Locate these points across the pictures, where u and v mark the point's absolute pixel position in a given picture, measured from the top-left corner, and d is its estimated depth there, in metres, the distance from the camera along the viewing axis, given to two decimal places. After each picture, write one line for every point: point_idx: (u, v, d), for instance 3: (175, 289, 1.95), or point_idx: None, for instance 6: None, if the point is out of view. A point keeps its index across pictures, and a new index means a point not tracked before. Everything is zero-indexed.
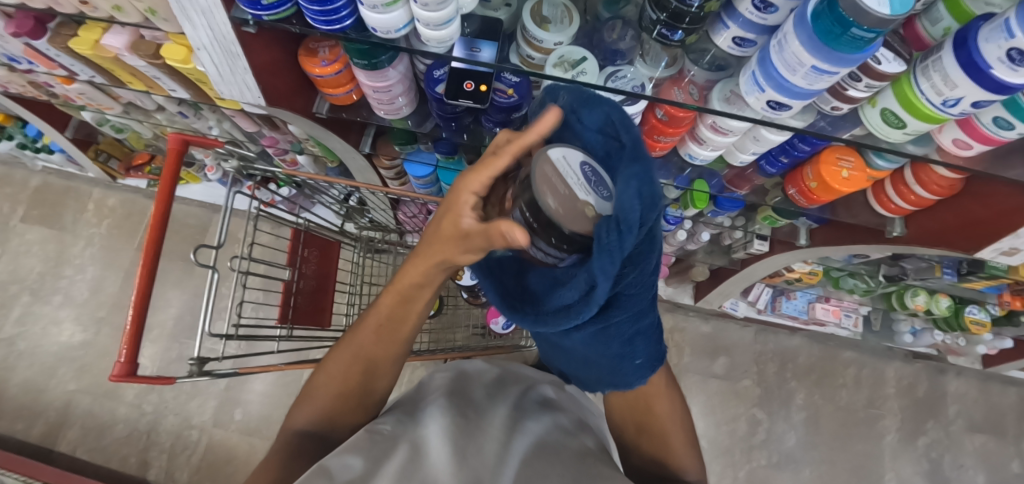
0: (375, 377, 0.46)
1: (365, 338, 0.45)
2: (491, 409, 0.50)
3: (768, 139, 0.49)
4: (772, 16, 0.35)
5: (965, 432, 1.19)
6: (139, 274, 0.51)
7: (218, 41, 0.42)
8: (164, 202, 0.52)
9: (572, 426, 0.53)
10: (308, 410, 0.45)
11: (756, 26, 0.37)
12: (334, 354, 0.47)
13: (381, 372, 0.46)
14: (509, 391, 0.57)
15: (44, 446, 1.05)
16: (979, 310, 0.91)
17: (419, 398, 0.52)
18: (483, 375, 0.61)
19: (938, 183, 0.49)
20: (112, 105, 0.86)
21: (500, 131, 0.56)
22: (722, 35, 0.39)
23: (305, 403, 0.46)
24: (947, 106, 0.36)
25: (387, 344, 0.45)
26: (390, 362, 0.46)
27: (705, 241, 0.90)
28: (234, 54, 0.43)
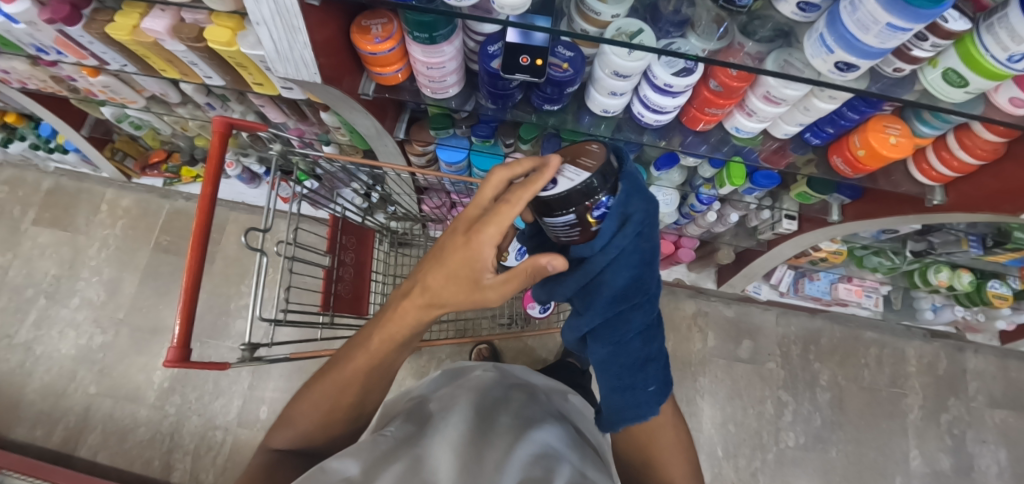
0: (360, 397, 0.45)
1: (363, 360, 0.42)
2: (500, 416, 0.50)
3: (819, 108, 0.50)
4: None
5: (986, 408, 1.21)
6: (190, 257, 0.50)
7: (280, 15, 0.41)
8: (211, 185, 0.52)
9: (578, 435, 0.52)
10: (286, 431, 0.44)
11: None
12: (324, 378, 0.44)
13: (364, 392, 0.45)
14: (512, 396, 0.58)
15: (64, 452, 1.02)
16: (1001, 284, 0.92)
17: (425, 409, 0.52)
18: (485, 380, 0.62)
19: (983, 147, 0.50)
20: (135, 99, 0.86)
21: (547, 108, 0.56)
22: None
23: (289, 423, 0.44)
24: (1012, 61, 0.37)
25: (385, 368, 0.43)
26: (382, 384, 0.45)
27: (733, 222, 0.91)
28: (295, 28, 0.43)
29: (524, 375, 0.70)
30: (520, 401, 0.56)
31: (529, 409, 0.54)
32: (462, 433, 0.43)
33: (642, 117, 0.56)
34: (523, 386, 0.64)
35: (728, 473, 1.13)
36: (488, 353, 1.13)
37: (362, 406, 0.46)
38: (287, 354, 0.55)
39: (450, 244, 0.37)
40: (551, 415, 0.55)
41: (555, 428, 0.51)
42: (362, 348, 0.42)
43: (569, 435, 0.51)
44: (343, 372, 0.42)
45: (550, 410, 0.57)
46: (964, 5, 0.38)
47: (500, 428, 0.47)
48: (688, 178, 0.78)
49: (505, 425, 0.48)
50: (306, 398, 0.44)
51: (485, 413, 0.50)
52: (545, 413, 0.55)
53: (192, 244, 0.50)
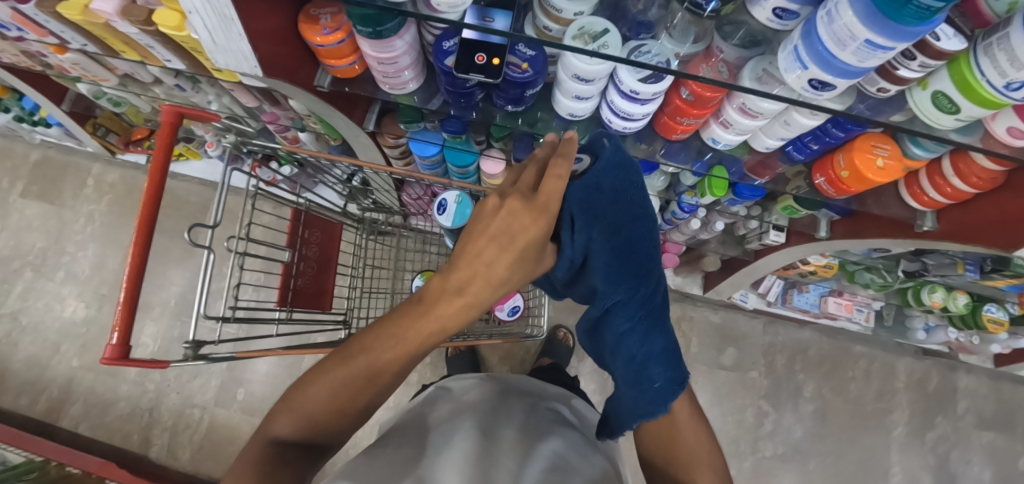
0: (379, 392, 0.39)
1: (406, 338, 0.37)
2: (503, 429, 0.49)
3: (800, 123, 0.46)
4: None
5: (973, 428, 1.18)
6: (133, 253, 0.49)
7: (211, 5, 0.39)
8: (155, 180, 0.50)
9: (584, 447, 0.52)
10: (295, 416, 0.38)
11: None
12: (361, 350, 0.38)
13: (386, 388, 0.39)
14: (515, 404, 0.58)
15: (48, 422, 1.05)
16: (998, 308, 0.89)
17: (422, 426, 0.52)
18: (487, 389, 0.63)
19: (979, 175, 0.46)
20: (108, 77, 0.83)
21: (511, 109, 0.53)
22: (761, 6, 0.36)
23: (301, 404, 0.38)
24: (1009, 89, 0.32)
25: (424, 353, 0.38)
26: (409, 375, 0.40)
27: (719, 230, 0.87)
28: (228, 18, 0.40)
29: (523, 383, 0.71)
30: (523, 411, 0.56)
31: (536, 420, 0.54)
32: (465, 450, 0.42)
33: (611, 123, 0.52)
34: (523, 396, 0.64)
35: None
36: (466, 347, 1.12)
37: (381, 395, 0.40)
38: (233, 352, 0.55)
39: (516, 224, 0.32)
40: (554, 426, 0.56)
41: (559, 440, 0.50)
42: (404, 328, 0.37)
43: (573, 447, 0.50)
44: (381, 355, 0.37)
45: (552, 420, 0.57)
46: (961, 20, 0.34)
47: (505, 444, 0.45)
48: (671, 185, 0.75)
49: (511, 438, 0.47)
50: (325, 379, 0.38)
51: (490, 424, 0.50)
52: (547, 422, 0.55)
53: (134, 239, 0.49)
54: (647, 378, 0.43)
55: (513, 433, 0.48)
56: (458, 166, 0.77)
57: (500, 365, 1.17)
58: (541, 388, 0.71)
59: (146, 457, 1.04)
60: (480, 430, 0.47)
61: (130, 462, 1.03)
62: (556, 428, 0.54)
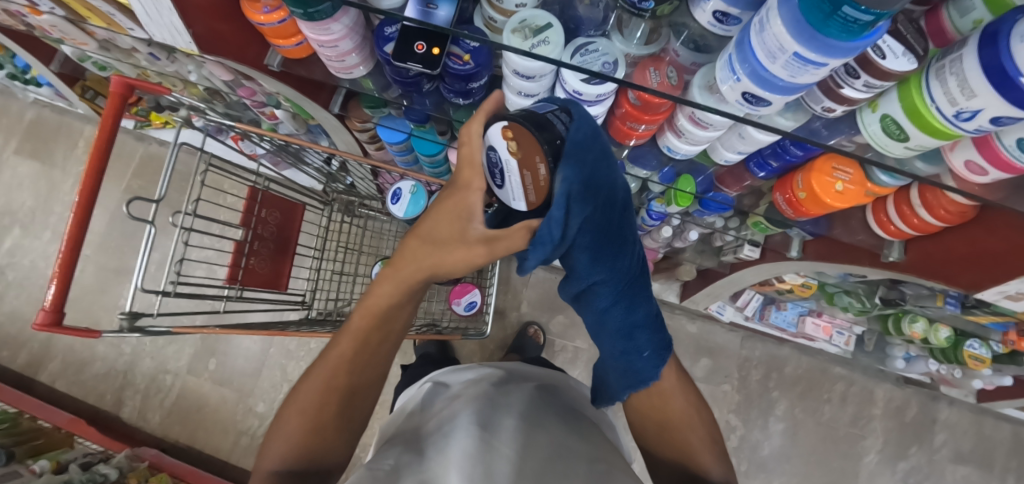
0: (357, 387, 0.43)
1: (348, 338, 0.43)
2: (503, 419, 0.47)
3: (755, 138, 0.43)
4: None
5: (949, 462, 1.15)
6: (72, 224, 0.49)
7: None
8: (97, 152, 0.50)
9: (590, 435, 0.51)
10: (281, 448, 0.40)
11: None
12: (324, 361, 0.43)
13: (362, 374, 0.43)
14: (517, 393, 0.56)
15: (27, 376, 1.09)
16: (981, 345, 0.86)
17: (419, 429, 0.50)
18: (489, 376, 0.62)
19: (947, 208, 0.43)
20: (86, 42, 0.82)
21: (460, 102, 0.51)
22: (702, 8, 0.33)
23: (284, 427, 0.41)
24: (960, 119, 0.29)
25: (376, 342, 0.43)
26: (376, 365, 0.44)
27: (693, 240, 0.84)
28: None
29: (524, 370, 0.68)
30: (525, 400, 0.54)
31: (537, 410, 0.52)
32: (463, 445, 0.40)
33: None
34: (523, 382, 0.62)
35: None
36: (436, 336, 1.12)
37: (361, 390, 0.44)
38: (171, 328, 0.55)
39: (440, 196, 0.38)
40: (557, 412, 0.54)
41: (564, 430, 0.48)
42: (346, 331, 0.43)
43: (581, 435, 0.49)
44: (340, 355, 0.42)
45: (554, 408, 0.55)
46: (915, 40, 0.30)
47: (506, 434, 0.44)
48: (641, 191, 0.72)
49: (512, 429, 0.45)
50: (297, 401, 0.41)
51: (489, 414, 0.48)
52: (549, 410, 0.53)
53: (73, 211, 0.49)
54: (635, 348, 0.46)
55: (514, 422, 0.47)
56: (426, 156, 0.75)
57: (469, 356, 1.17)
58: (540, 372, 0.68)
59: (117, 417, 1.07)
60: (478, 422, 0.45)
61: (101, 421, 1.06)
62: (556, 416, 0.52)
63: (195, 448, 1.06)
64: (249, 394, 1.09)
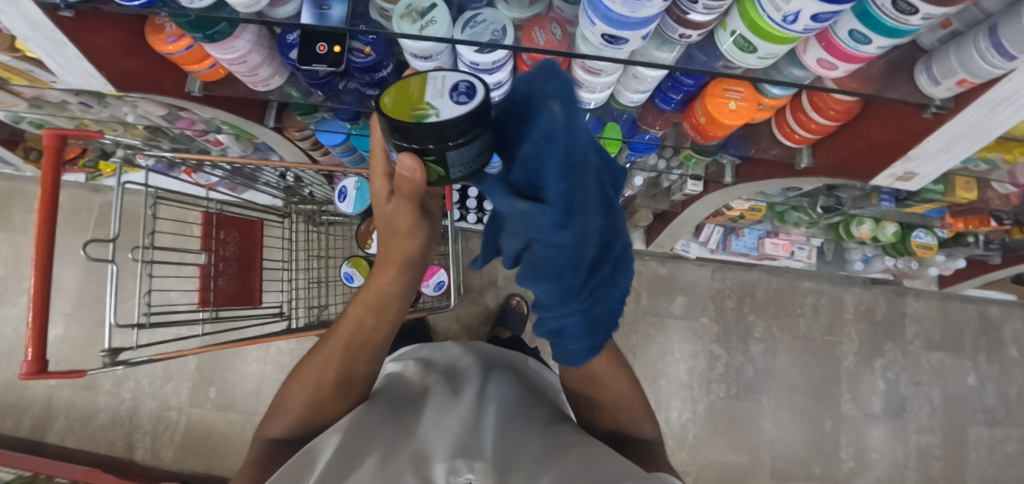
0: (356, 364, 0.48)
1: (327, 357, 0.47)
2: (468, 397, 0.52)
3: (647, 76, 0.47)
4: (624, 45, 0.37)
5: (922, 351, 1.25)
6: (35, 293, 0.52)
7: (37, 29, 0.42)
8: (45, 223, 0.53)
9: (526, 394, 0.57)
10: (284, 418, 0.46)
11: (619, 23, 0.34)
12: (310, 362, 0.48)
13: (359, 357, 0.48)
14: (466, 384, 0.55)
15: (35, 440, 1.11)
16: (926, 234, 0.94)
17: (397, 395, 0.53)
18: (440, 362, 0.63)
19: (834, 107, 0.49)
20: (17, 102, 0.82)
21: (375, 92, 0.53)
22: (590, 30, 0.36)
23: (287, 396, 0.48)
24: (787, 22, 0.32)
25: (355, 357, 0.47)
26: (364, 371, 0.49)
27: (640, 185, 0.88)
28: (60, 41, 0.44)
29: (464, 347, 0.69)
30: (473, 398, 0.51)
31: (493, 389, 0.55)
32: (374, 452, 0.40)
33: None
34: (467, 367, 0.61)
35: (663, 426, 1.16)
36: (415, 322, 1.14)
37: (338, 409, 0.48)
38: (152, 356, 0.58)
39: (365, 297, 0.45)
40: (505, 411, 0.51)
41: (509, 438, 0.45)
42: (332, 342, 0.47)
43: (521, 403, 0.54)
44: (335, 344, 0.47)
45: (509, 411, 0.51)
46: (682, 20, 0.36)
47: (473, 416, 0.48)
48: None
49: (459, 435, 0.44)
50: (304, 378, 0.47)
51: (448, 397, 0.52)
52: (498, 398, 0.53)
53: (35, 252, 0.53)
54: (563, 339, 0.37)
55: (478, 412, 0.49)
56: (369, 151, 0.78)
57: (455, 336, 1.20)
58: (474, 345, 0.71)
59: (132, 460, 1.10)
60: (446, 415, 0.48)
61: (117, 467, 1.10)
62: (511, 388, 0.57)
63: (212, 474, 1.09)
64: (254, 413, 1.12)
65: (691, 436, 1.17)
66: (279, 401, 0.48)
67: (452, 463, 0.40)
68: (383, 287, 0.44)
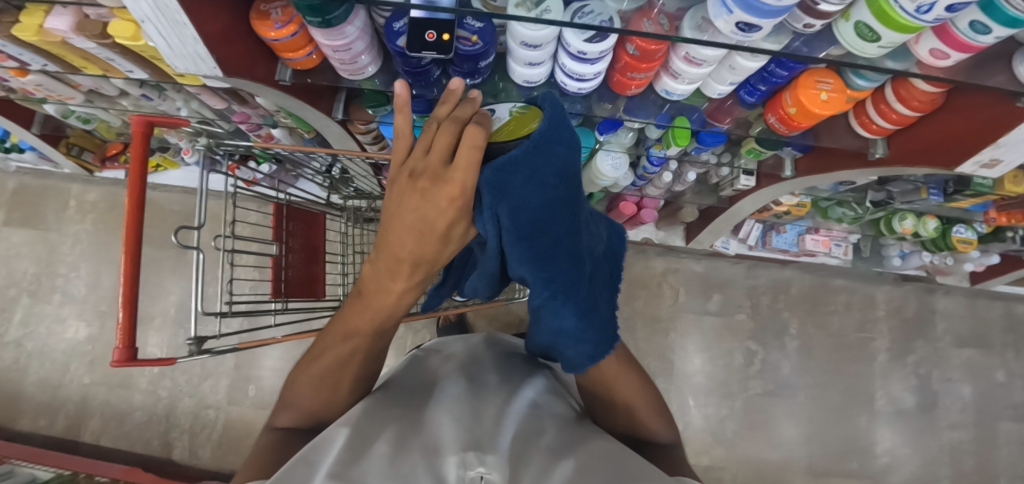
0: (363, 366, 0.49)
1: (328, 359, 0.47)
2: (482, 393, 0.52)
3: (744, 66, 0.48)
4: (755, 33, 0.38)
5: (952, 347, 1.26)
6: (124, 281, 0.51)
7: (161, 11, 0.40)
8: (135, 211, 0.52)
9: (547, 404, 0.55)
10: (294, 408, 0.48)
11: (759, 9, 0.34)
12: (313, 358, 0.48)
13: (368, 361, 0.48)
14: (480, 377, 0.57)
15: (70, 439, 1.10)
16: (966, 229, 0.95)
17: (407, 389, 0.54)
18: (452, 357, 0.65)
19: (919, 99, 0.50)
20: (73, 95, 0.82)
21: (469, 82, 0.54)
22: (724, 19, 0.37)
23: (298, 386, 0.49)
24: (920, 13, 0.34)
25: (361, 359, 0.48)
26: (370, 367, 0.50)
27: (692, 181, 0.89)
28: (180, 22, 0.42)
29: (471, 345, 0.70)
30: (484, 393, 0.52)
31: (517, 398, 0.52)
32: (388, 430, 0.40)
33: (567, 86, 0.54)
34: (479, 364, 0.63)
35: (700, 422, 1.17)
36: (455, 319, 1.14)
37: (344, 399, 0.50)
38: (236, 344, 0.58)
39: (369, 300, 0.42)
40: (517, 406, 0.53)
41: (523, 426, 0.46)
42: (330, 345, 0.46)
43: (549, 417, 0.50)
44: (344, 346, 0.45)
45: (533, 410, 0.51)
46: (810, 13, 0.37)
47: (491, 419, 0.45)
48: (639, 140, 0.76)
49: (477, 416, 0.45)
50: (313, 369, 0.47)
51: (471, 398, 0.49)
52: (524, 408, 0.50)
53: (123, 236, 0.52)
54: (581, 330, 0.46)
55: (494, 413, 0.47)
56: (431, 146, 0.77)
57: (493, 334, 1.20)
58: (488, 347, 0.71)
59: (169, 459, 1.09)
60: (464, 412, 0.45)
61: (154, 466, 1.08)
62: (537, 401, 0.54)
63: None
64: None
65: (729, 432, 1.17)
66: (286, 395, 0.48)
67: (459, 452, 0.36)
68: (386, 298, 0.41)
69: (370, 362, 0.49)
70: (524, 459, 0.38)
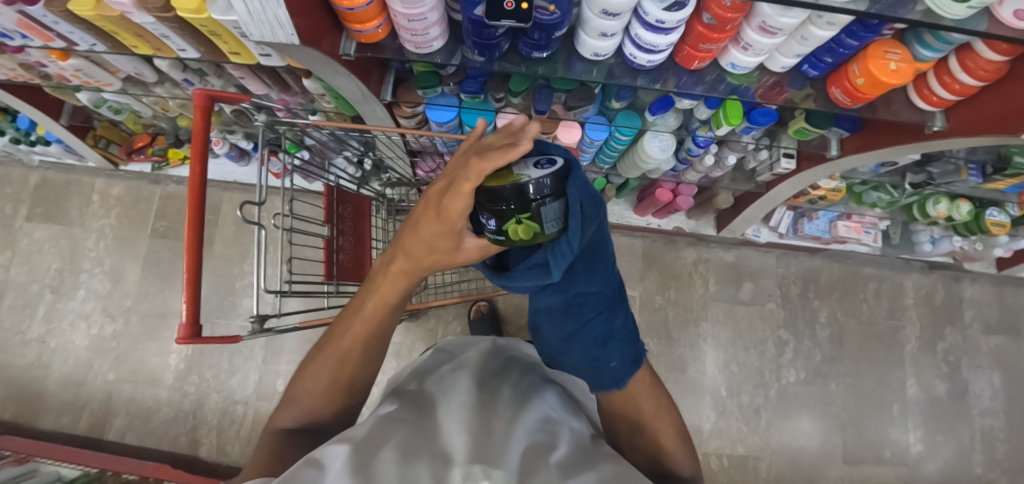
0: (361, 366, 0.42)
1: (325, 361, 0.41)
2: (503, 393, 0.41)
3: (817, 36, 0.48)
4: None
5: (981, 334, 1.27)
6: (187, 255, 0.48)
7: None
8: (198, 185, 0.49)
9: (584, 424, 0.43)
10: (295, 408, 0.42)
11: None
12: (314, 355, 0.42)
13: (365, 360, 0.42)
14: (521, 379, 0.46)
15: (94, 437, 1.07)
16: (1000, 211, 0.96)
17: (417, 387, 0.43)
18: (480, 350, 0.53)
19: (985, 68, 0.50)
20: (111, 82, 0.81)
21: (536, 55, 0.55)
22: None
23: (303, 375, 0.43)
24: None
25: (363, 361, 0.42)
26: (371, 367, 0.43)
27: (731, 166, 0.88)
28: None
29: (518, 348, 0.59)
30: (527, 395, 0.42)
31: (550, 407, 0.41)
32: (399, 432, 0.30)
33: (635, 58, 0.55)
34: (526, 367, 0.52)
35: (734, 411, 1.17)
36: (487, 309, 1.14)
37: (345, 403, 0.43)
38: (296, 324, 0.57)
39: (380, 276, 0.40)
40: (569, 418, 0.41)
41: (567, 440, 0.34)
42: (333, 341, 0.42)
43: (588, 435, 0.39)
44: (343, 340, 0.41)
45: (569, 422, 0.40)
46: None
47: (522, 424, 0.34)
48: (684, 121, 0.76)
49: (504, 420, 0.34)
50: (311, 369, 0.42)
51: (490, 400, 0.38)
52: (560, 420, 0.39)
53: (188, 207, 0.49)
54: (603, 358, 0.43)
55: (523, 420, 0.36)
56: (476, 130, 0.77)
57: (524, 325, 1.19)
58: (536, 352, 0.61)
59: (197, 457, 1.06)
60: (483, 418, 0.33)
61: (182, 464, 1.06)
62: (572, 414, 0.43)
63: None
64: None
65: (763, 421, 1.17)
66: (285, 394, 0.43)
67: (468, 468, 0.26)
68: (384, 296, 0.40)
69: (374, 362, 0.43)
70: (558, 480, 0.27)
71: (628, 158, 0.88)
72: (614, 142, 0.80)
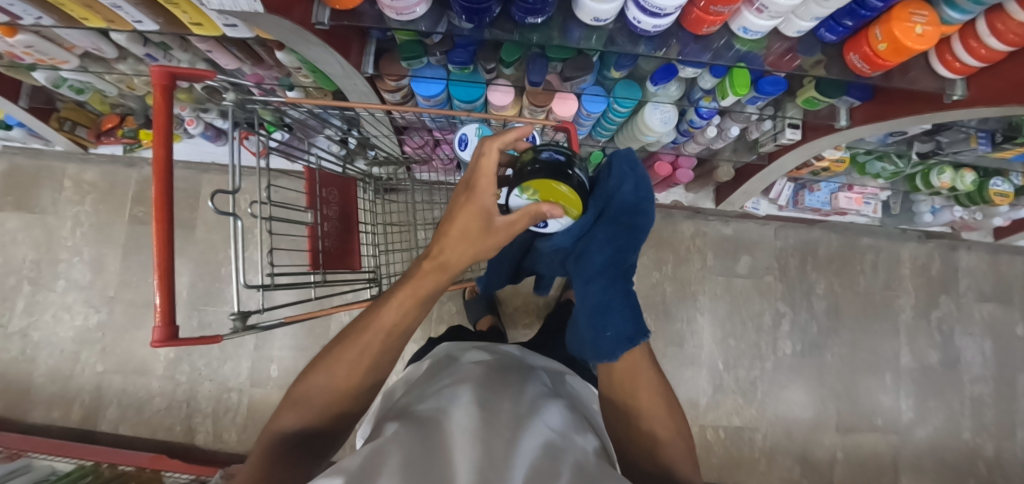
0: (374, 375, 0.40)
1: (338, 371, 0.39)
2: (504, 407, 0.38)
3: None
4: None
5: (974, 303, 1.28)
6: (157, 253, 0.44)
7: None
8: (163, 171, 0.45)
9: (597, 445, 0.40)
10: (301, 411, 0.39)
11: None
12: (326, 365, 0.39)
13: (378, 368, 0.40)
14: (524, 390, 0.44)
15: (88, 428, 1.06)
16: (1003, 181, 0.94)
17: (413, 401, 0.41)
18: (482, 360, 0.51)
19: (1016, 31, 0.46)
20: (67, 59, 0.74)
21: (531, 21, 0.49)
22: None
23: (312, 380, 0.40)
24: None
25: (378, 367, 0.40)
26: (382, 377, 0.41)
27: (734, 137, 0.83)
28: None
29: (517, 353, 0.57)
30: (532, 408, 0.39)
31: (556, 426, 0.38)
32: (394, 458, 0.28)
33: (639, 23, 0.50)
34: (528, 374, 0.49)
35: (730, 384, 1.18)
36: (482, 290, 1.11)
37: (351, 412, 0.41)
38: (282, 318, 0.53)
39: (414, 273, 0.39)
40: (575, 434, 0.39)
41: (575, 463, 0.32)
42: (351, 347, 0.39)
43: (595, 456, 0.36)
44: (353, 357, 0.39)
45: (576, 444, 0.37)
46: None
47: (526, 447, 0.31)
48: (686, 91, 0.71)
49: (505, 441, 0.31)
50: (318, 374, 0.39)
51: (493, 419, 0.35)
52: (568, 442, 0.36)
53: (154, 198, 0.45)
54: (602, 327, 0.44)
55: (530, 443, 0.33)
56: (466, 104, 0.71)
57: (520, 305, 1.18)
58: (539, 361, 0.59)
59: (193, 444, 1.06)
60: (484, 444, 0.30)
61: (179, 452, 1.05)
62: (579, 431, 0.40)
63: None
64: None
65: (759, 392, 1.18)
66: (285, 404, 0.40)
67: None
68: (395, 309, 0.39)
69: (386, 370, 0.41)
70: None
71: (626, 131, 0.83)
72: (612, 114, 0.76)
